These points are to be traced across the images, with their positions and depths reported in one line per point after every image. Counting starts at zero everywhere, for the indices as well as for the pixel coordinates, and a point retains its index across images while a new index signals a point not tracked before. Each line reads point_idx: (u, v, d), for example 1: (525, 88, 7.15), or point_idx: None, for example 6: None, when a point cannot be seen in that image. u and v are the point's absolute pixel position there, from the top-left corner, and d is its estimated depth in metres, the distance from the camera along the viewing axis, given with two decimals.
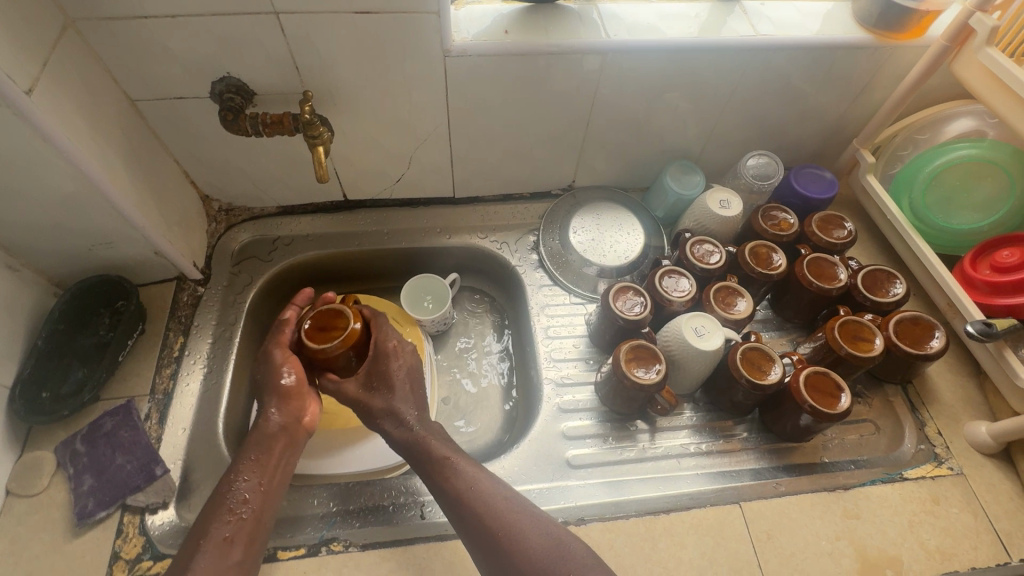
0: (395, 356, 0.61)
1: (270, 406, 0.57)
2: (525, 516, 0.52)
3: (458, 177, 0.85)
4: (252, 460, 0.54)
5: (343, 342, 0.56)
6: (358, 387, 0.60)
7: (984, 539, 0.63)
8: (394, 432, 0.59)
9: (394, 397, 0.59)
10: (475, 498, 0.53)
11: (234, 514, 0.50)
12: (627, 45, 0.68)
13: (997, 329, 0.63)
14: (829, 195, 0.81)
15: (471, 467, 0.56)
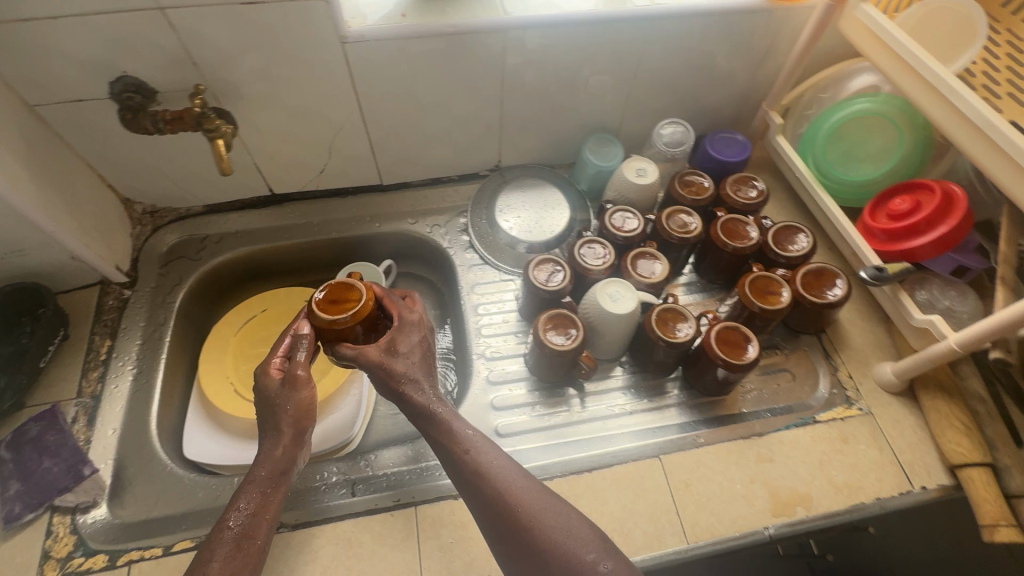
0: (420, 326, 0.58)
1: (277, 438, 0.52)
2: (546, 503, 0.51)
3: (383, 164, 0.86)
4: (253, 494, 0.50)
5: (354, 316, 0.51)
6: (380, 352, 0.54)
7: (889, 471, 0.67)
8: (414, 399, 0.55)
9: (413, 366, 0.56)
10: (493, 479, 0.52)
11: (242, 547, 0.47)
12: (525, 22, 0.70)
13: (888, 273, 0.67)
14: (741, 158, 0.85)
15: (486, 452, 0.54)
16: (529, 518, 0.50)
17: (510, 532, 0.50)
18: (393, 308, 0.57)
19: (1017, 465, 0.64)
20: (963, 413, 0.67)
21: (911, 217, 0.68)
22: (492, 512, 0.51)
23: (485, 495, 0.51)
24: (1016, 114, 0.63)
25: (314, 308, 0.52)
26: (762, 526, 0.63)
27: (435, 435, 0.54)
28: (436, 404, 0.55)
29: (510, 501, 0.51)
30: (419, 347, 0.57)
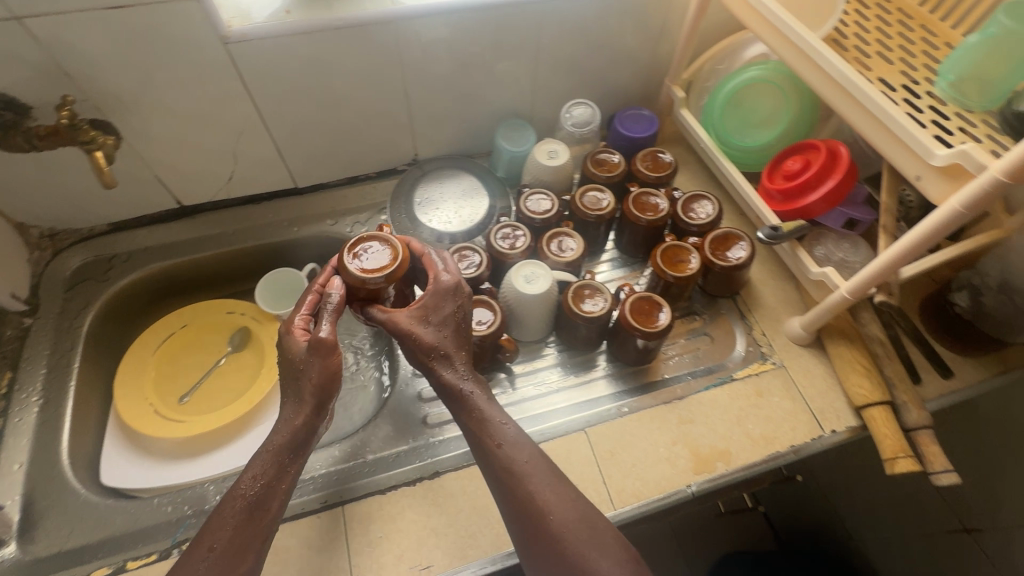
0: (455, 296, 0.57)
1: (296, 408, 0.52)
2: (569, 501, 0.53)
3: (295, 166, 0.85)
4: (268, 463, 0.51)
5: (385, 278, 0.54)
6: (412, 320, 0.55)
7: (801, 419, 0.71)
8: (445, 378, 0.56)
9: (443, 340, 0.56)
10: (524, 478, 0.53)
11: (256, 514, 0.50)
12: (413, 11, 0.69)
13: (783, 231, 0.70)
14: (649, 133, 0.87)
15: (521, 452, 0.54)
16: (553, 520, 0.51)
17: (530, 527, 0.52)
18: (431, 271, 0.58)
19: (914, 400, 0.67)
20: (864, 357, 0.71)
21: (802, 176, 0.72)
22: (516, 505, 0.52)
23: (513, 492, 0.53)
24: (883, 71, 0.67)
25: (347, 264, 0.54)
26: (685, 484, 0.65)
27: (467, 423, 0.55)
28: (463, 384, 0.56)
29: (537, 500, 0.52)
30: (449, 317, 0.57)
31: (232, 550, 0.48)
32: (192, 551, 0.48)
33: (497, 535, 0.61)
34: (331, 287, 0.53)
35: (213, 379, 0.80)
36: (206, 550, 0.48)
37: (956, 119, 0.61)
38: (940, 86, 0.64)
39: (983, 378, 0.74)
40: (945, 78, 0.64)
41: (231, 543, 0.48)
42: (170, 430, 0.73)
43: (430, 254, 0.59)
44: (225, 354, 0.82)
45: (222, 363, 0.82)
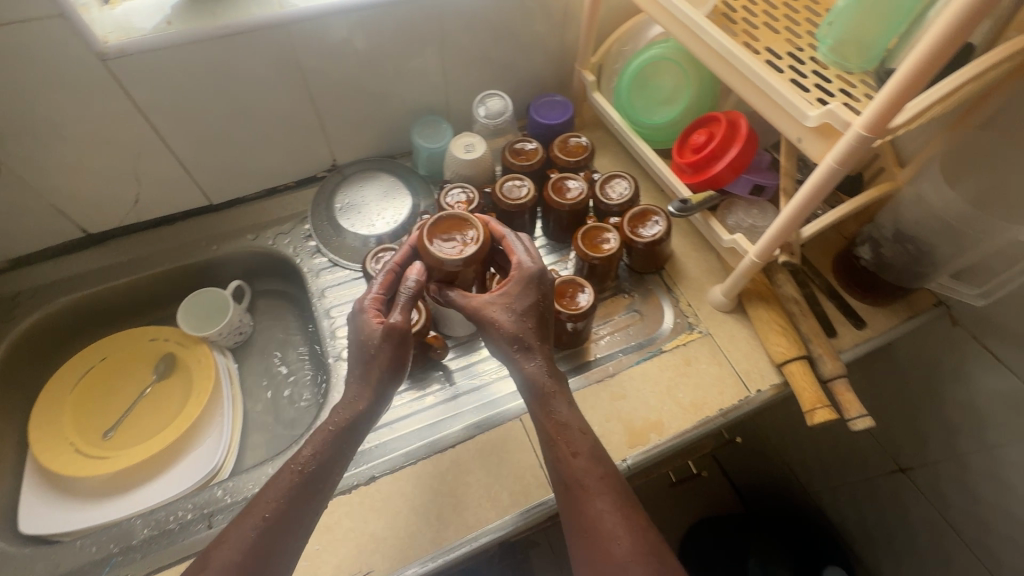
0: (537, 285, 0.57)
1: (363, 386, 0.53)
2: (636, 532, 0.50)
3: (206, 182, 0.82)
4: (320, 442, 0.52)
5: (459, 261, 0.54)
6: (496, 308, 0.55)
7: (728, 383, 0.73)
8: (526, 373, 0.56)
9: (527, 331, 0.56)
10: (593, 497, 0.52)
11: (310, 488, 0.51)
12: (302, 12, 0.68)
13: (692, 203, 0.73)
14: (564, 119, 0.88)
15: (594, 471, 0.53)
16: (613, 548, 0.49)
17: (586, 546, 0.51)
18: (513, 256, 0.57)
19: (828, 351, 0.71)
20: (781, 316, 0.74)
21: (707, 147, 0.74)
22: (577, 521, 0.52)
23: (578, 508, 0.52)
24: (770, 41, 0.69)
25: (429, 246, 0.55)
26: (620, 458, 0.67)
27: (542, 428, 0.56)
28: (546, 381, 0.56)
29: (599, 522, 0.51)
30: (530, 308, 0.56)
31: (281, 522, 0.49)
32: (245, 517, 0.49)
33: (436, 533, 0.61)
34: (411, 272, 0.54)
35: (139, 410, 0.77)
36: (259, 516, 0.49)
37: (838, 81, 0.64)
38: (822, 51, 0.66)
39: (893, 324, 0.78)
40: (824, 43, 0.66)
41: (285, 514, 0.50)
42: (91, 469, 0.70)
43: (510, 238, 0.58)
44: (149, 384, 0.80)
45: (148, 393, 0.79)
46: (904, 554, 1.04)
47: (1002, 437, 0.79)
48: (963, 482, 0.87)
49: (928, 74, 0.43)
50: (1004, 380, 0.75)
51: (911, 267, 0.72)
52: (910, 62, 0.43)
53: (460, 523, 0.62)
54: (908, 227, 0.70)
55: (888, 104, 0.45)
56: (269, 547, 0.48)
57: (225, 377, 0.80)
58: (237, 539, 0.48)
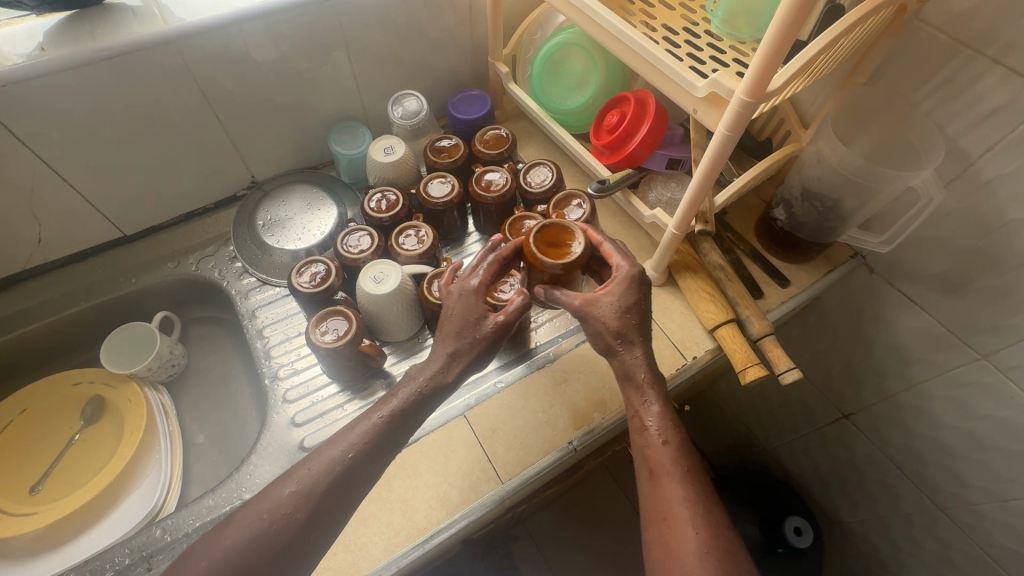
0: (639, 285, 0.60)
1: (449, 349, 0.56)
2: (707, 526, 0.51)
3: (115, 213, 0.79)
4: (405, 391, 0.55)
5: (564, 263, 0.59)
6: (606, 303, 0.59)
7: (665, 353, 0.75)
8: (623, 363, 0.59)
9: (629, 326, 0.59)
10: (668, 488, 0.54)
11: (382, 441, 0.52)
12: (189, 27, 0.65)
13: (610, 182, 0.75)
14: (483, 113, 0.88)
15: (679, 462, 0.55)
16: (687, 536, 0.51)
17: (661, 530, 0.52)
18: (612, 257, 0.61)
19: (755, 312, 0.73)
20: (709, 284, 0.77)
21: (620, 127, 0.75)
22: (655, 505, 0.54)
23: (658, 493, 0.54)
24: (666, 18, 0.71)
25: (538, 255, 0.59)
26: (566, 441, 0.68)
27: (634, 417, 0.59)
28: (642, 372, 0.59)
29: (675, 508, 0.52)
30: (633, 305, 0.59)
31: (354, 471, 0.51)
32: (334, 445, 0.53)
33: (387, 541, 0.61)
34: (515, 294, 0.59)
35: (70, 458, 0.74)
36: (342, 452, 0.51)
37: (731, 51, 0.66)
38: (715, 24, 0.68)
39: (814, 279, 0.81)
40: (716, 16, 0.67)
41: (363, 457, 0.52)
42: (17, 527, 0.66)
43: (608, 245, 0.62)
44: (78, 430, 0.76)
45: (77, 440, 0.75)
46: (857, 495, 1.09)
47: (925, 372, 0.83)
48: (898, 420, 0.92)
49: (791, 37, 0.44)
50: (918, 319, 0.80)
51: (822, 223, 0.76)
52: (774, 27, 0.44)
53: (411, 527, 0.62)
54: (813, 184, 0.73)
55: (761, 69, 0.47)
56: (354, 478, 0.51)
57: (158, 413, 0.77)
58: (322, 464, 0.51)
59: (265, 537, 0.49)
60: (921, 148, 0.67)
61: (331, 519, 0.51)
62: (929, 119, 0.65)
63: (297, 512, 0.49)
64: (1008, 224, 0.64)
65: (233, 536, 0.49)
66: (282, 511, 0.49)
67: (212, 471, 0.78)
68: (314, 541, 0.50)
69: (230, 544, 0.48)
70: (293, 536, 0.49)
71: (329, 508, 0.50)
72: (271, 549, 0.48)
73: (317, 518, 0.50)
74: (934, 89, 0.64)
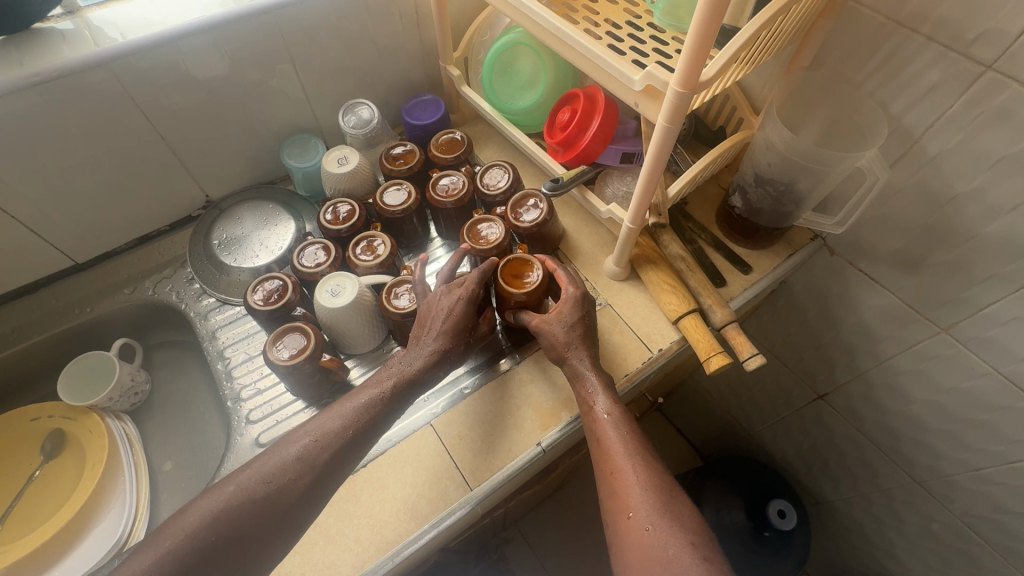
0: (583, 305, 0.67)
1: (426, 350, 0.61)
2: (646, 473, 0.56)
3: (64, 242, 0.77)
4: (380, 380, 0.59)
5: (525, 291, 0.68)
6: (560, 327, 0.66)
7: (632, 347, 0.76)
8: (571, 364, 0.64)
9: (575, 338, 0.65)
10: (613, 448, 0.58)
11: (362, 422, 0.56)
12: (121, 48, 0.64)
13: (563, 181, 0.75)
14: (437, 117, 0.87)
15: (619, 424, 0.60)
16: (631, 485, 0.55)
17: (609, 483, 0.57)
18: (561, 283, 0.69)
19: (717, 301, 0.73)
20: (670, 276, 0.77)
21: (572, 123, 0.75)
22: (602, 464, 0.58)
23: (603, 453, 0.58)
24: (609, 12, 0.70)
25: (504, 285, 0.68)
26: (535, 443, 0.67)
27: (579, 395, 0.64)
28: (587, 373, 0.63)
29: (618, 461, 0.57)
30: (579, 320, 0.66)
31: (339, 453, 0.55)
32: (333, 416, 0.57)
33: (356, 556, 0.60)
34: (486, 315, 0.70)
35: (31, 494, 0.72)
36: (344, 427, 0.56)
37: (674, 42, 0.66)
38: (657, 16, 0.68)
39: (776, 264, 0.82)
40: (657, 7, 0.67)
41: (353, 439, 0.56)
42: None
43: (562, 271, 0.69)
44: (38, 466, 0.74)
45: (38, 475, 0.74)
46: (838, 473, 1.10)
47: (890, 349, 0.84)
48: (869, 397, 0.93)
49: (716, 25, 0.44)
50: (880, 297, 0.81)
51: (777, 209, 0.76)
52: (699, 15, 0.44)
53: (380, 541, 0.61)
54: (765, 170, 0.73)
55: (692, 58, 0.47)
56: (353, 447, 0.56)
57: (122, 442, 0.75)
58: (322, 433, 0.55)
59: (252, 511, 0.51)
60: (866, 128, 0.67)
61: (335, 479, 0.55)
62: (872, 99, 0.66)
63: (289, 488, 0.53)
64: (956, 198, 0.64)
65: (239, 489, 0.52)
66: (288, 476, 0.53)
67: (178, 497, 0.76)
68: (312, 503, 0.54)
69: (236, 499, 0.51)
70: (295, 500, 0.53)
71: (326, 477, 0.54)
72: (267, 518, 0.51)
73: (315, 488, 0.54)
74: (875, 69, 0.65)
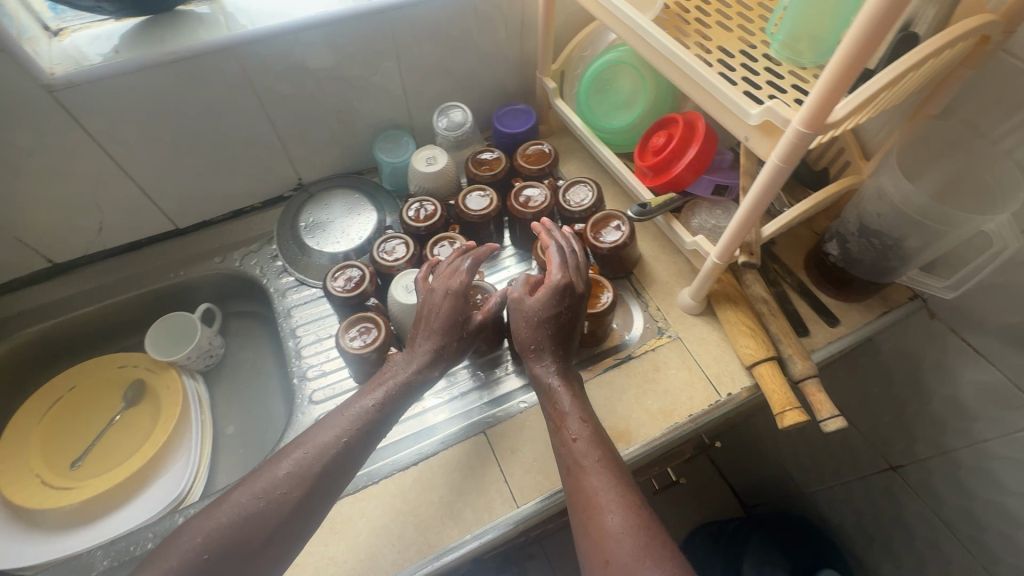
0: (563, 297, 0.62)
1: (403, 363, 0.61)
2: (620, 505, 0.51)
3: (170, 207, 0.83)
4: (373, 387, 0.59)
5: (593, 311, 0.69)
6: (535, 316, 0.62)
7: (698, 387, 0.72)
8: (538, 376, 0.61)
9: (541, 335, 0.62)
10: (583, 477, 0.54)
11: (350, 428, 0.55)
12: (248, 34, 0.68)
13: (652, 206, 0.73)
14: (527, 127, 0.88)
15: (591, 452, 0.55)
16: (606, 524, 0.50)
17: (583, 521, 0.52)
18: (551, 267, 0.64)
19: (799, 351, 0.69)
20: (749, 317, 0.73)
21: (667, 149, 0.73)
22: (576, 500, 0.54)
23: (577, 487, 0.54)
24: (723, 39, 0.68)
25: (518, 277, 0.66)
26: None
27: (551, 416, 0.60)
28: (551, 379, 0.61)
29: (595, 497, 0.52)
30: (551, 317, 0.62)
31: (333, 463, 0.53)
32: (324, 431, 0.55)
33: (398, 553, 0.61)
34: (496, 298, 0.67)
35: (110, 437, 0.78)
36: (337, 436, 0.55)
37: (790, 77, 0.62)
38: (775, 48, 0.64)
39: (866, 320, 0.76)
40: (776, 39, 0.63)
41: (359, 438, 0.55)
42: (64, 499, 0.70)
43: (553, 250, 0.65)
44: (119, 411, 0.80)
45: (118, 421, 0.79)
46: (902, 555, 1.01)
47: (986, 431, 0.76)
48: (952, 478, 0.85)
49: (856, 68, 0.42)
50: (983, 372, 0.73)
51: (879, 261, 0.71)
52: (839, 56, 0.42)
53: (423, 543, 0.61)
54: (872, 222, 0.68)
55: (821, 100, 0.44)
56: (351, 456, 0.55)
57: (194, 401, 0.79)
58: (316, 446, 0.54)
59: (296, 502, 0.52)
60: (996, 190, 0.61)
61: (330, 488, 0.53)
62: (1009, 158, 0.60)
63: (295, 489, 0.51)
64: None
65: (263, 486, 0.51)
66: (280, 490, 0.51)
67: (237, 462, 0.80)
68: (315, 509, 0.52)
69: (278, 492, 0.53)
70: (290, 510, 0.51)
71: (326, 481, 0.53)
72: (286, 509, 0.51)
73: (320, 489, 0.53)
74: (1016, 126, 0.59)
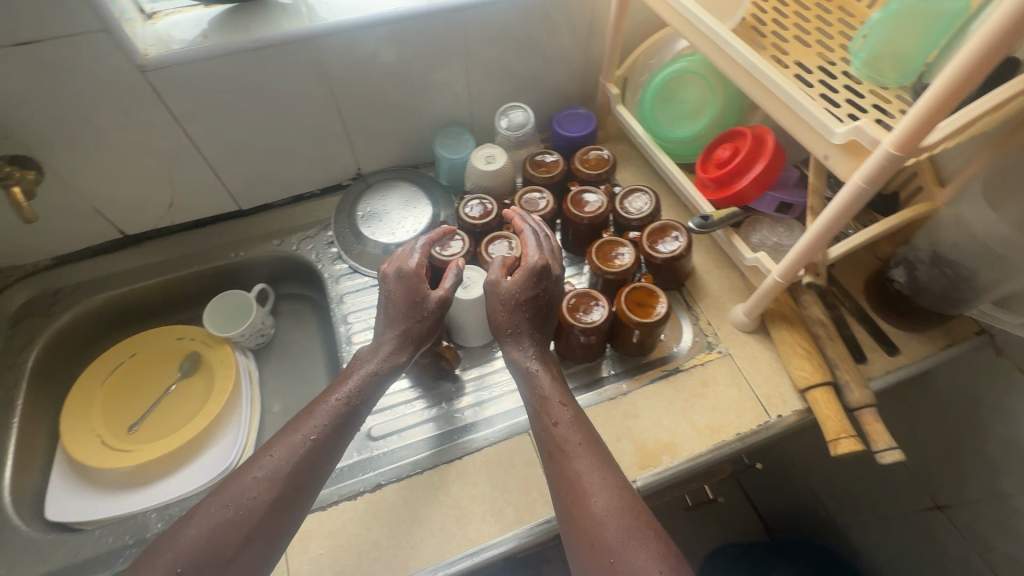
0: (540, 279, 0.63)
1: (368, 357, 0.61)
2: (604, 488, 0.51)
3: (236, 188, 0.86)
4: (341, 380, 0.60)
5: (644, 321, 0.68)
6: (512, 297, 0.62)
7: (747, 405, 0.71)
8: (517, 360, 0.61)
9: (520, 318, 0.62)
10: (567, 460, 0.53)
11: (314, 425, 0.55)
12: (327, 26, 0.70)
13: (714, 219, 0.72)
14: (586, 131, 0.88)
15: (573, 436, 0.55)
16: (592, 508, 0.49)
17: (567, 506, 0.51)
18: (528, 250, 0.65)
19: (856, 379, 0.67)
20: (806, 340, 0.71)
21: (732, 162, 0.72)
22: (560, 484, 0.53)
23: (561, 471, 0.53)
24: (801, 54, 0.66)
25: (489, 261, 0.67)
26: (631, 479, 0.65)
27: (532, 400, 0.59)
28: (530, 361, 0.60)
29: (580, 480, 0.52)
30: (528, 299, 0.62)
31: (301, 462, 0.53)
32: (293, 431, 0.55)
33: (439, 545, 0.62)
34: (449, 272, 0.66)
35: (166, 404, 0.81)
36: (305, 435, 0.55)
37: (871, 96, 0.60)
38: (855, 66, 0.62)
39: (928, 351, 0.74)
40: (858, 57, 0.62)
41: (327, 437, 0.55)
42: (123, 460, 0.73)
43: (528, 234, 0.67)
44: (175, 381, 0.83)
45: (173, 390, 0.82)
46: None
47: None
48: None
49: (960, 96, 0.40)
50: None
51: (948, 292, 0.68)
52: (941, 83, 0.40)
53: (463, 536, 0.62)
54: (945, 251, 0.66)
55: (917, 125, 0.43)
56: (324, 452, 0.55)
57: (246, 378, 0.82)
58: (284, 446, 0.54)
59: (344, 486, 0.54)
60: None
61: (303, 487, 0.53)
62: None
63: (268, 492, 0.51)
64: None
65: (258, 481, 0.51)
66: (253, 492, 0.51)
67: None
68: (292, 508, 0.52)
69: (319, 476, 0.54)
70: (266, 511, 0.50)
71: (299, 481, 0.53)
72: (264, 509, 0.50)
73: (293, 490, 0.52)
74: None
